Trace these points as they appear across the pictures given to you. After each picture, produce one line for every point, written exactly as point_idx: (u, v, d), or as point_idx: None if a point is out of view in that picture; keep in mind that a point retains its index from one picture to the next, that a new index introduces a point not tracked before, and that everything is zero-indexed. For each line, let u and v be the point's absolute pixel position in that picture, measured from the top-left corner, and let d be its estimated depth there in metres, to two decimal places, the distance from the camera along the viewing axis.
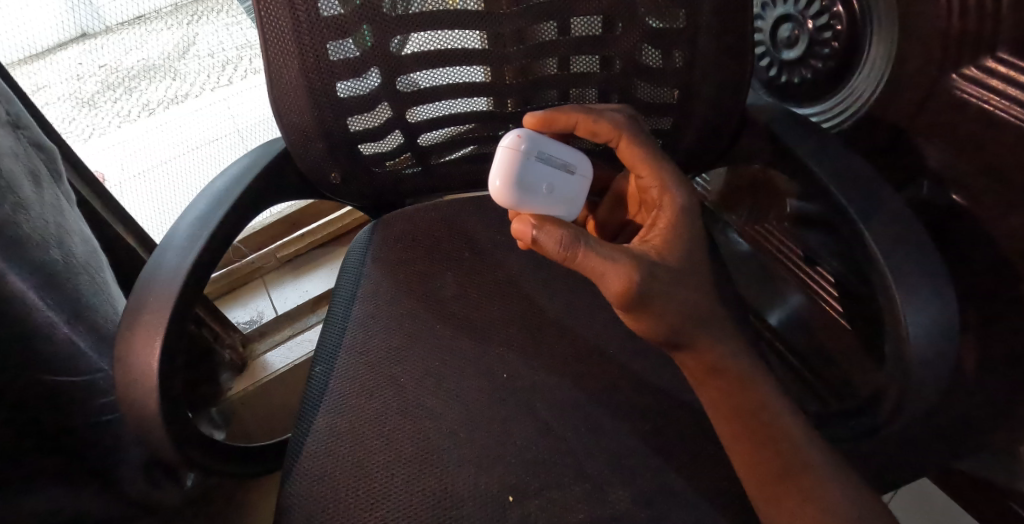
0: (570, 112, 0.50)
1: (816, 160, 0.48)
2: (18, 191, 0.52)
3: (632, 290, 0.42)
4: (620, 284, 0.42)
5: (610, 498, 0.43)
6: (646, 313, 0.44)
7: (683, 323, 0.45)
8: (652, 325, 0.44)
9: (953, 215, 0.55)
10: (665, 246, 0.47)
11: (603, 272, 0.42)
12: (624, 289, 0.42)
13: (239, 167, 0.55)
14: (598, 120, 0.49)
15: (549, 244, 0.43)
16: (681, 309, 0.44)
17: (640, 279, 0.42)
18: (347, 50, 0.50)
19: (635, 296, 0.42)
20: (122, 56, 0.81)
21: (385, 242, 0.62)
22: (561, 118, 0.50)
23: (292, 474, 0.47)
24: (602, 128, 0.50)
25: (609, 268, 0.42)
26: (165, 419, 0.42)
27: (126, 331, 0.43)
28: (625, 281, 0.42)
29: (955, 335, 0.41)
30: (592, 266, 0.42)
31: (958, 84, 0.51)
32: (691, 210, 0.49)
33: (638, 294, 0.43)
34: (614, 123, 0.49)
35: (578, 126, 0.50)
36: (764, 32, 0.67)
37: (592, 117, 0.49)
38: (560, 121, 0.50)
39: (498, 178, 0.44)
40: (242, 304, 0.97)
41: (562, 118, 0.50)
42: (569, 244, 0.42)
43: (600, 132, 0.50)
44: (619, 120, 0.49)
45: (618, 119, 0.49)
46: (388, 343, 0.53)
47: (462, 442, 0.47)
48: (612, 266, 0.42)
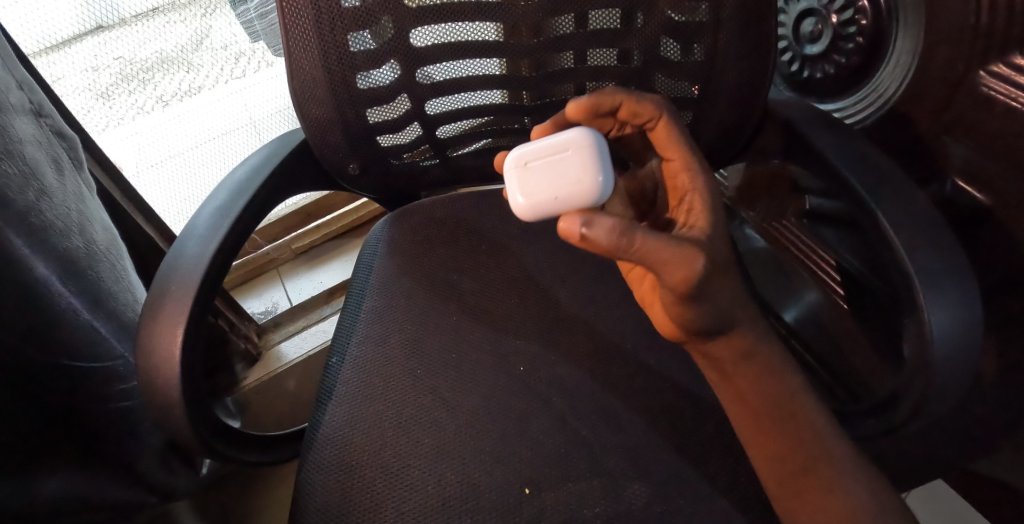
0: (614, 94, 0.49)
1: (839, 156, 0.47)
2: (41, 178, 0.52)
3: (694, 277, 0.39)
4: (681, 271, 0.39)
5: (626, 493, 0.43)
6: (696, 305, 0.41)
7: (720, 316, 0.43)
8: (695, 317, 0.43)
9: (978, 214, 0.54)
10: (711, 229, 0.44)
11: (665, 260, 0.38)
12: (688, 275, 0.39)
13: (259, 157, 0.55)
14: (642, 100, 0.48)
15: (604, 238, 0.37)
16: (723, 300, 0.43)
17: (706, 263, 0.39)
18: (365, 42, 0.50)
19: (696, 283, 0.39)
20: (137, 48, 0.79)
21: (402, 234, 0.62)
22: (604, 100, 0.49)
23: (308, 463, 0.48)
24: (643, 110, 0.49)
25: (670, 256, 0.38)
26: (186, 406, 0.42)
27: (149, 318, 0.43)
28: (687, 269, 0.39)
29: (979, 336, 0.40)
30: (656, 254, 0.38)
31: (985, 81, 0.50)
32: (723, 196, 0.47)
33: (697, 281, 0.40)
34: (657, 104, 0.48)
35: (620, 107, 0.49)
36: (787, 26, 0.66)
37: (635, 98, 0.48)
38: (603, 103, 0.49)
39: (600, 177, 0.43)
40: (258, 294, 0.98)
41: (606, 100, 0.49)
42: (626, 238, 0.37)
43: (642, 114, 0.49)
44: (661, 102, 0.49)
45: (660, 101, 0.49)
46: (406, 335, 0.54)
47: (479, 435, 0.47)
48: (676, 251, 0.38)
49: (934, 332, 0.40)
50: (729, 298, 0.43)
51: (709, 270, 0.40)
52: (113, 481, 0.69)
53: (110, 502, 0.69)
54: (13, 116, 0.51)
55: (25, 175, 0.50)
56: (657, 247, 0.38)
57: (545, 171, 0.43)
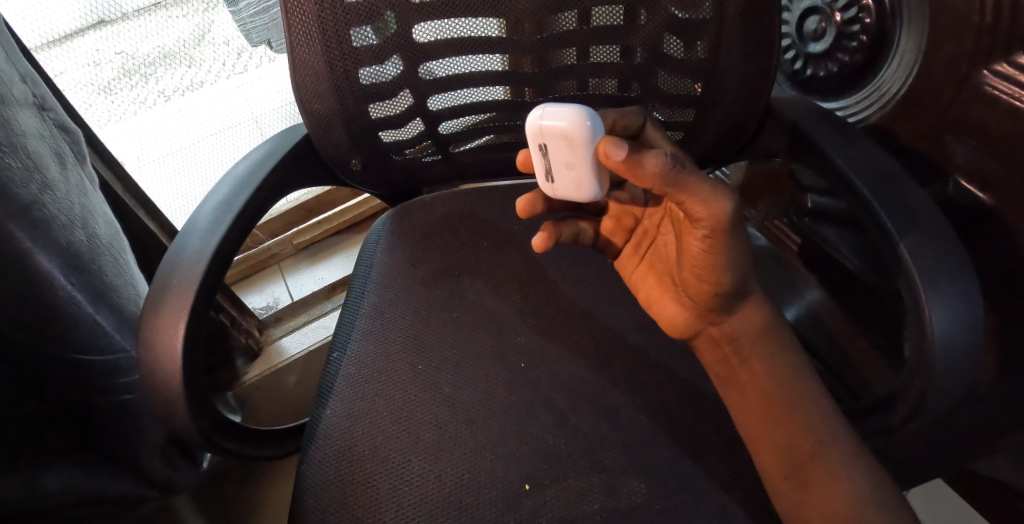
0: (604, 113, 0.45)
1: (843, 155, 0.47)
2: (45, 172, 0.52)
3: (734, 210, 0.40)
4: (717, 206, 0.40)
5: (626, 490, 0.43)
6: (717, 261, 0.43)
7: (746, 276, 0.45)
8: (721, 268, 0.44)
9: (981, 213, 0.54)
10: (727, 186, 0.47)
11: (700, 194, 0.39)
12: (725, 206, 0.40)
13: (261, 152, 0.55)
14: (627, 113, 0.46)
15: (648, 158, 0.38)
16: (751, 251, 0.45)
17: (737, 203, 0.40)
18: (367, 37, 0.50)
19: (734, 218, 0.41)
20: (138, 43, 0.79)
21: (405, 228, 0.62)
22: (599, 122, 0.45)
23: (310, 455, 0.48)
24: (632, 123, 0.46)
25: (705, 192, 0.39)
26: (188, 401, 0.42)
27: (150, 313, 0.43)
28: (723, 204, 0.40)
29: (980, 334, 0.40)
30: (693, 188, 0.39)
31: (989, 80, 0.50)
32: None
33: (734, 219, 0.41)
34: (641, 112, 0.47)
35: (613, 125, 0.45)
36: (791, 24, 0.66)
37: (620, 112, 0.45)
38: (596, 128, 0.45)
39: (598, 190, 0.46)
40: (259, 290, 0.99)
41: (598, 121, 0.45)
42: (669, 159, 0.38)
43: (632, 126, 0.46)
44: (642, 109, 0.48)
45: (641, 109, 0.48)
46: (406, 330, 0.54)
47: (479, 430, 0.47)
48: (712, 186, 0.40)
49: (935, 332, 0.40)
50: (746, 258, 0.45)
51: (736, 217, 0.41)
52: (114, 475, 0.69)
53: (112, 496, 0.69)
54: (16, 110, 0.51)
55: (27, 168, 0.50)
56: (693, 181, 0.39)
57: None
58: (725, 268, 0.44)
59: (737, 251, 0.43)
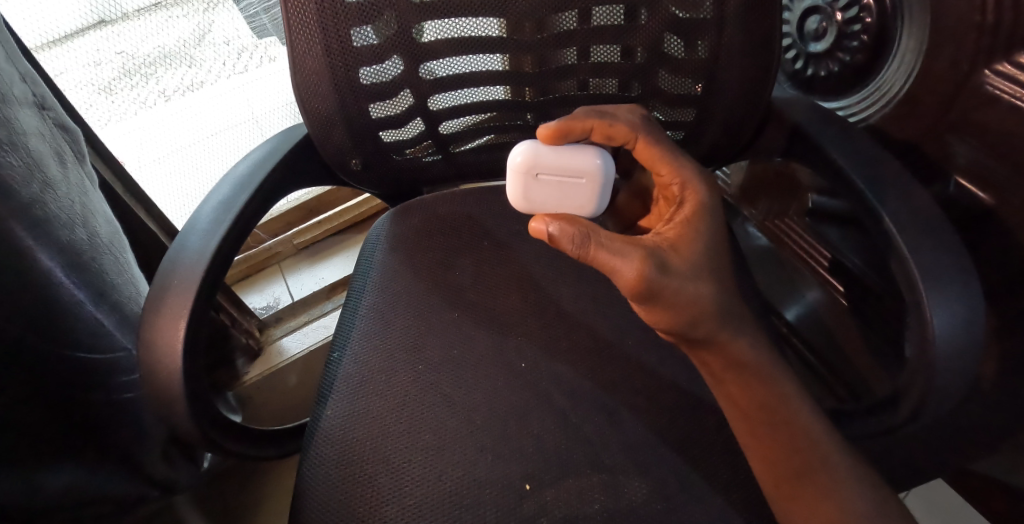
0: (585, 119, 0.48)
1: (844, 155, 0.47)
2: (45, 171, 0.52)
3: (645, 281, 0.41)
4: (624, 279, 0.42)
5: (626, 489, 0.43)
6: (661, 305, 0.43)
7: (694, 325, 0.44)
8: (670, 318, 0.44)
9: (982, 212, 0.54)
10: (682, 235, 0.46)
11: (613, 266, 0.42)
12: (635, 278, 0.41)
13: (262, 152, 0.55)
14: (614, 124, 0.49)
15: (560, 239, 0.43)
16: (695, 299, 0.43)
17: (651, 271, 0.41)
18: (367, 37, 0.50)
19: (647, 287, 0.42)
20: (138, 43, 0.79)
21: (405, 228, 0.62)
22: (577, 125, 0.48)
23: (310, 456, 0.48)
24: (618, 132, 0.49)
25: (617, 264, 0.42)
26: (188, 401, 0.42)
27: (151, 312, 0.43)
28: (635, 272, 0.41)
29: (980, 334, 0.40)
30: (600, 264, 0.42)
31: (990, 80, 0.50)
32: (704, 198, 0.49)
33: (647, 289, 0.42)
34: (631, 125, 0.49)
35: (593, 131, 0.49)
36: (792, 24, 0.66)
37: (608, 120, 0.49)
38: (575, 126, 0.48)
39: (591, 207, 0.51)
40: (260, 289, 0.99)
41: (578, 125, 0.48)
42: (577, 241, 0.42)
43: (617, 135, 0.49)
44: (635, 122, 0.50)
45: (635, 122, 0.50)
46: (406, 330, 0.54)
47: (480, 430, 0.47)
48: (622, 259, 0.42)
49: (936, 333, 0.39)
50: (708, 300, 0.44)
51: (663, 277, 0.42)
52: (115, 475, 0.69)
53: (112, 496, 0.69)
54: (16, 109, 0.50)
55: (28, 167, 0.50)
56: (603, 256, 0.42)
57: (552, 186, 0.49)
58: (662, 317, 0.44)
59: (665, 309, 0.43)
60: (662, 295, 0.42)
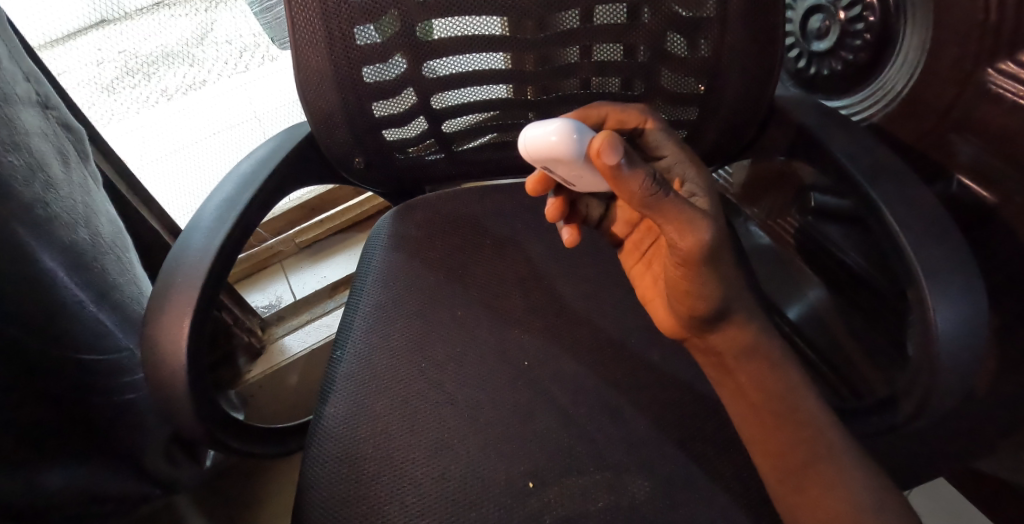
0: (598, 107, 0.50)
1: (847, 154, 0.47)
2: (48, 171, 0.52)
3: (709, 244, 0.39)
4: (695, 238, 0.39)
5: (628, 487, 0.43)
6: (708, 271, 0.42)
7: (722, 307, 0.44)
8: (702, 295, 0.43)
9: (985, 210, 0.54)
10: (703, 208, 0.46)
11: (684, 221, 0.39)
12: (703, 239, 0.39)
13: (265, 151, 0.55)
14: (626, 109, 0.50)
15: (634, 172, 0.37)
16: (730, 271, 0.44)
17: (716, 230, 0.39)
18: (370, 36, 0.50)
19: (706, 251, 0.40)
20: (140, 41, 0.80)
21: (408, 227, 0.62)
22: (591, 113, 0.50)
23: (312, 454, 0.48)
24: (630, 117, 0.50)
25: (689, 217, 0.39)
26: (192, 399, 0.42)
27: (156, 309, 0.43)
28: (705, 230, 0.39)
29: (983, 331, 0.40)
30: (672, 214, 0.39)
31: (993, 78, 0.50)
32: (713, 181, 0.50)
33: (708, 252, 0.40)
34: (642, 110, 0.50)
35: (607, 118, 0.50)
36: (795, 22, 0.66)
37: (619, 107, 0.50)
38: (589, 115, 0.50)
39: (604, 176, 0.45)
40: (262, 288, 0.99)
41: (593, 114, 0.50)
42: (652, 182, 0.38)
43: (628, 122, 0.50)
44: (645, 109, 0.51)
45: (644, 107, 0.51)
46: (409, 328, 0.54)
47: (482, 428, 0.47)
48: (693, 212, 0.39)
49: (939, 330, 0.40)
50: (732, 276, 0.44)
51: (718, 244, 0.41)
52: (117, 473, 0.69)
53: (112, 494, 0.69)
54: (19, 109, 0.50)
55: (30, 166, 0.50)
56: (676, 206, 0.39)
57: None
58: (701, 294, 0.43)
59: (711, 277, 0.42)
60: (711, 264, 0.41)
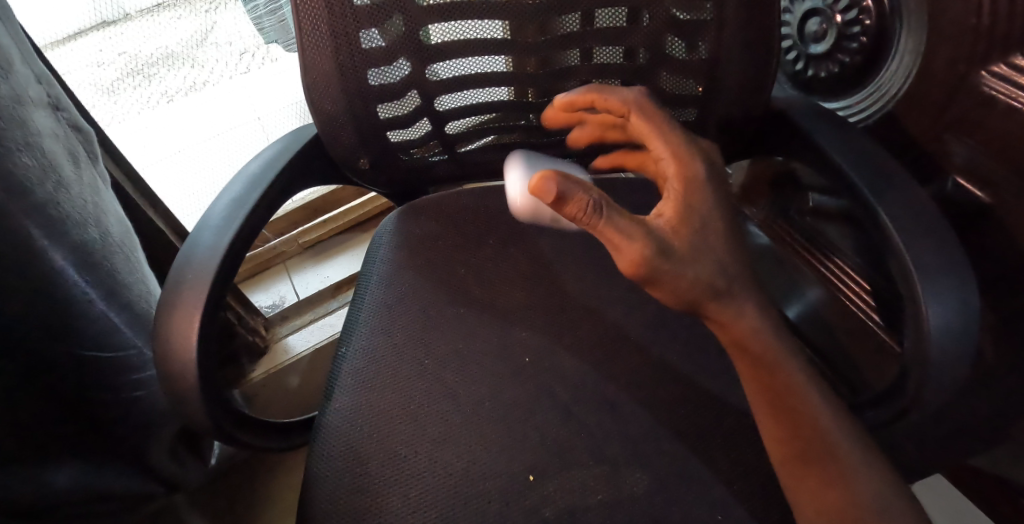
0: (586, 93, 0.52)
1: (843, 154, 0.48)
2: (59, 170, 0.53)
3: (643, 264, 0.42)
4: (629, 259, 0.41)
5: (627, 481, 0.44)
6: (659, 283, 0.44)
7: (705, 298, 0.45)
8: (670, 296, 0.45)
9: (979, 210, 0.55)
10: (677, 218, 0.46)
11: (621, 245, 0.41)
12: (637, 260, 0.41)
13: (273, 151, 0.56)
14: (609, 97, 0.51)
15: (569, 206, 0.38)
16: (696, 279, 0.44)
17: (649, 254, 0.41)
18: (374, 39, 0.51)
19: (646, 267, 0.42)
20: (141, 43, 0.82)
21: (412, 226, 0.63)
22: (578, 100, 0.53)
23: (317, 448, 0.49)
24: (614, 105, 0.51)
25: (624, 243, 0.41)
26: (202, 393, 0.43)
27: (166, 306, 0.44)
28: (638, 252, 0.41)
29: (976, 327, 0.41)
30: (609, 237, 0.41)
31: (986, 81, 0.51)
32: (701, 176, 0.49)
33: (648, 269, 0.42)
34: (625, 99, 0.51)
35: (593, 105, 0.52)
36: (792, 25, 0.67)
37: (603, 95, 0.51)
38: (577, 101, 0.53)
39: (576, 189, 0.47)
40: (265, 288, 0.99)
41: (580, 100, 0.53)
42: (586, 214, 0.39)
43: (612, 109, 0.52)
44: (631, 95, 0.51)
45: (629, 96, 0.51)
46: (413, 325, 0.55)
47: (485, 422, 0.48)
48: (629, 237, 0.41)
49: (932, 326, 0.41)
50: (706, 278, 0.45)
51: (662, 261, 0.43)
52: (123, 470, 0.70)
53: (117, 491, 0.70)
54: (32, 110, 0.51)
55: (43, 167, 0.51)
56: (614, 232, 0.40)
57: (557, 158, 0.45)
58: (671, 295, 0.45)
59: (667, 287, 0.44)
60: (661, 277, 0.43)
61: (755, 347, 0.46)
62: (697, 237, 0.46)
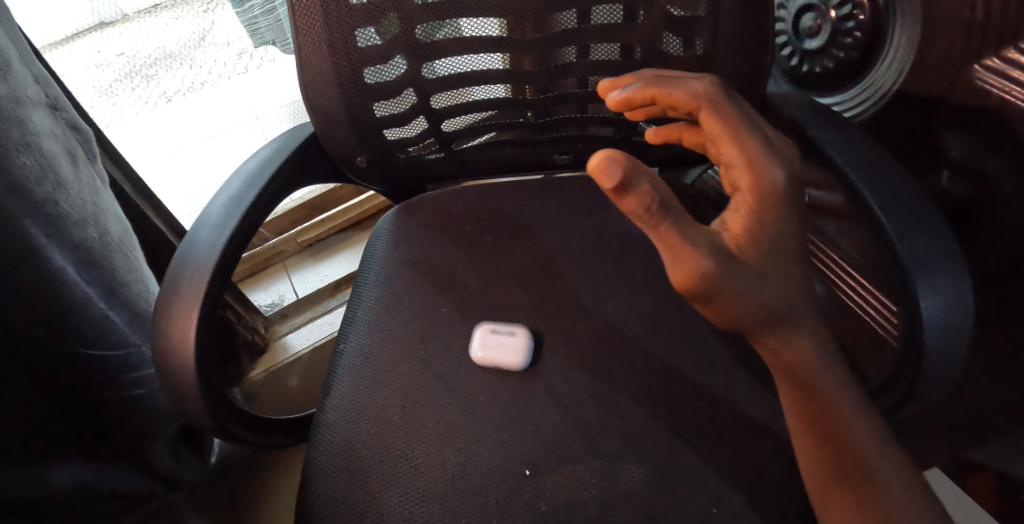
0: (645, 86, 0.46)
1: (838, 149, 0.48)
2: (57, 170, 0.53)
3: (702, 282, 0.36)
4: (686, 274, 0.35)
5: (624, 475, 0.45)
6: (716, 305, 0.38)
7: (761, 325, 0.39)
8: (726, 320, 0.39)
9: (975, 204, 0.55)
10: (747, 233, 0.39)
11: (678, 255, 0.35)
12: (695, 277, 0.35)
13: (270, 150, 0.56)
14: (675, 90, 0.45)
15: (626, 198, 0.33)
16: (763, 302, 0.38)
17: (710, 268, 0.35)
18: (371, 37, 0.51)
19: (705, 287, 0.36)
20: (138, 44, 0.84)
21: (410, 225, 0.63)
22: (636, 94, 0.46)
23: (315, 445, 0.49)
24: (680, 100, 0.45)
25: (682, 252, 0.35)
26: (201, 390, 0.43)
27: (165, 303, 0.45)
28: (698, 266, 0.35)
29: (969, 320, 0.42)
30: (666, 243, 0.35)
31: (980, 74, 0.51)
32: (780, 184, 0.41)
33: (707, 288, 0.36)
34: (694, 93, 0.44)
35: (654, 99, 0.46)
36: (787, 21, 0.67)
37: (667, 89, 0.45)
38: (635, 97, 0.46)
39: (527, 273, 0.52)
40: (264, 287, 1.00)
41: (638, 94, 0.46)
42: (644, 212, 0.33)
43: (678, 104, 0.45)
44: (702, 88, 0.44)
45: (699, 89, 0.44)
46: (410, 324, 0.55)
47: (482, 419, 0.48)
48: (688, 247, 0.35)
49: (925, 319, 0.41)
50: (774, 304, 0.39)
51: (725, 283, 0.36)
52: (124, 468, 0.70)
53: (118, 489, 0.70)
54: (30, 110, 0.51)
55: (41, 166, 0.51)
56: (672, 239, 0.35)
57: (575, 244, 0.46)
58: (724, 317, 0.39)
59: (728, 312, 0.38)
60: (720, 297, 0.37)
61: (812, 371, 0.40)
62: (769, 259, 0.39)
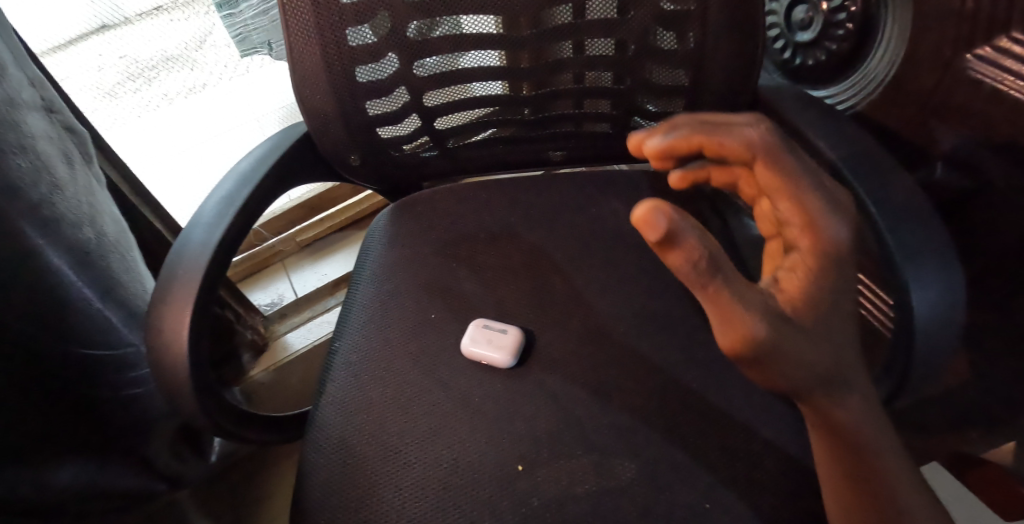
0: (692, 135, 0.45)
1: (828, 141, 0.48)
2: (53, 172, 0.54)
3: (754, 346, 0.36)
4: (737, 337, 0.36)
5: (615, 469, 0.45)
6: (770, 368, 0.37)
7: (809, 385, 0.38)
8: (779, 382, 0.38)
9: (968, 195, 0.54)
10: (802, 294, 0.38)
11: (728, 318, 0.36)
12: (745, 340, 0.36)
13: (263, 150, 0.57)
14: (726, 140, 0.44)
15: (675, 252, 0.35)
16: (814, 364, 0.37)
17: (762, 335, 0.36)
18: (364, 36, 0.51)
19: (757, 352, 0.36)
20: (141, 47, 0.81)
21: (405, 222, 0.63)
22: (682, 143, 0.45)
23: (311, 442, 0.50)
24: (732, 148, 0.44)
25: (735, 315, 0.36)
26: (195, 389, 0.44)
27: (159, 303, 0.45)
28: (750, 330, 0.36)
29: (958, 310, 0.42)
30: (717, 304, 0.36)
31: (971, 64, 0.51)
32: (841, 242, 0.40)
33: (760, 353, 0.36)
34: (748, 143, 0.44)
35: (702, 147, 0.45)
36: (778, 14, 0.67)
37: (717, 137, 0.44)
38: (679, 145, 0.45)
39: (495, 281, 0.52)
40: (264, 287, 1.00)
41: (684, 143, 0.45)
42: (694, 270, 0.35)
43: (728, 151, 0.45)
44: (755, 137, 0.44)
45: (751, 138, 0.44)
46: (406, 321, 0.55)
47: (475, 414, 0.49)
48: (740, 311, 0.36)
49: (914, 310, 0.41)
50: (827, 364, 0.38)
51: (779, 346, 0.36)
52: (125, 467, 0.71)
53: (120, 488, 0.71)
54: (25, 113, 0.52)
55: (37, 168, 0.52)
56: (726, 298, 0.36)
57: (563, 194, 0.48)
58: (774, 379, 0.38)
59: (781, 376, 0.38)
60: (768, 360, 0.37)
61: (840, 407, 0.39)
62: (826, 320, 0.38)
